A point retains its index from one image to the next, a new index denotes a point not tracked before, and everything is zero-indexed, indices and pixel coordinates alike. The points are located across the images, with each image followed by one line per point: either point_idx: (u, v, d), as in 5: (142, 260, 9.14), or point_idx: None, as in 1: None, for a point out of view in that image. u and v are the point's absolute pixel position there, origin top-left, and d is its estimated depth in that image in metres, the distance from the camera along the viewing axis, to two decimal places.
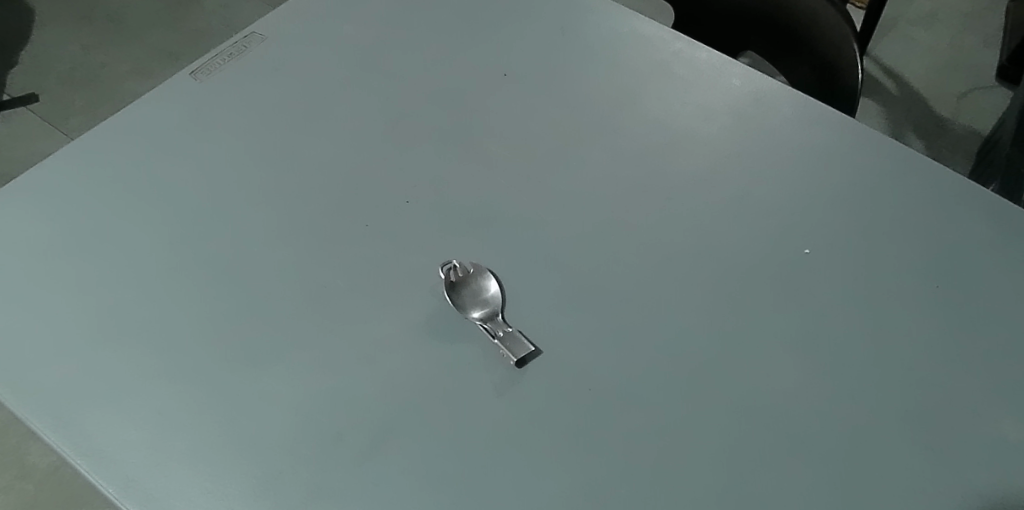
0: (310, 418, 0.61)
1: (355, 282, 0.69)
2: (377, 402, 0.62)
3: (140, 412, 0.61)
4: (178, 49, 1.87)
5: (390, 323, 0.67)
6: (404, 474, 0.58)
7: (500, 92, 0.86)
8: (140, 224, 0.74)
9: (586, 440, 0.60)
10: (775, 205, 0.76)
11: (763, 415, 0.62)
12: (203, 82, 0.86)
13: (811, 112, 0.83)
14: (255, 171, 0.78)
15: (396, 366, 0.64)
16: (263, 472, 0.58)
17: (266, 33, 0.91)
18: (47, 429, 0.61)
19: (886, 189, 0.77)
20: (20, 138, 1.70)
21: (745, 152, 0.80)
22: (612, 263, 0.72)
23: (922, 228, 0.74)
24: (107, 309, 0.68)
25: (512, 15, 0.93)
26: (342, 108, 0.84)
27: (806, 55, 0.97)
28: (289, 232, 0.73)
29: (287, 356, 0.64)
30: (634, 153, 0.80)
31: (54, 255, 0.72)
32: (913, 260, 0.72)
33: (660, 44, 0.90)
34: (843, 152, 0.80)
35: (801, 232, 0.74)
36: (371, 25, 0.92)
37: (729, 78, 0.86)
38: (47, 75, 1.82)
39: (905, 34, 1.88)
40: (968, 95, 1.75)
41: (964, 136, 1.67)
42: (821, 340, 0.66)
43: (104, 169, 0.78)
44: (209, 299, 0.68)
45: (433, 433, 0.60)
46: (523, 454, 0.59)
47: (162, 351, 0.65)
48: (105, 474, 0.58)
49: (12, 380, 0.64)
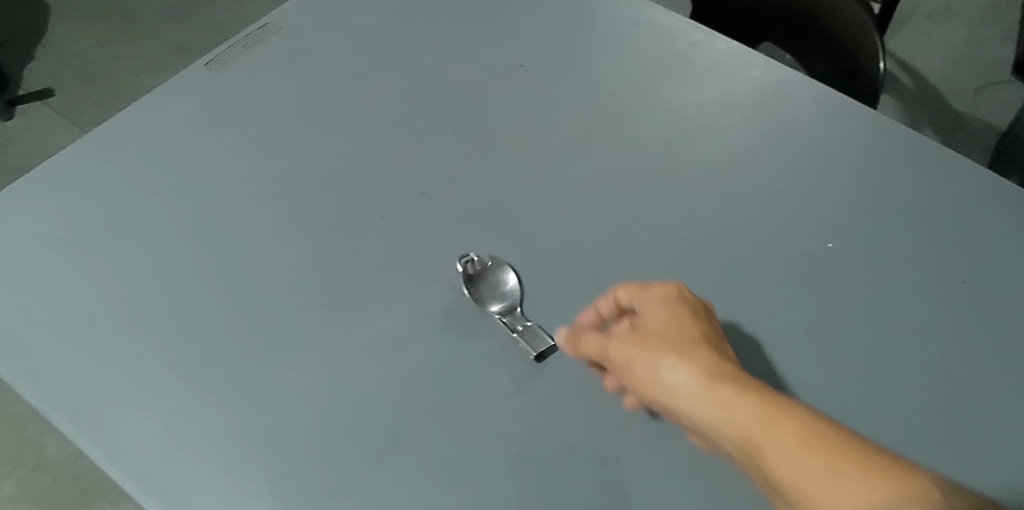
0: (327, 413, 0.60)
1: (370, 276, 0.69)
2: (393, 398, 0.61)
3: (157, 407, 0.61)
4: (192, 44, 1.87)
5: (408, 317, 0.66)
6: (420, 471, 0.58)
7: (516, 84, 0.85)
8: (156, 217, 0.73)
9: (606, 438, 0.59)
10: (797, 198, 0.75)
11: None
12: (218, 74, 0.85)
13: (831, 104, 0.82)
14: (270, 164, 0.77)
15: (413, 361, 0.63)
16: (280, 467, 0.58)
17: (280, 24, 0.90)
18: (65, 423, 0.61)
19: (909, 183, 0.76)
20: (36, 132, 1.71)
21: (764, 144, 0.79)
22: (630, 257, 0.70)
23: (947, 223, 0.72)
24: (122, 301, 0.68)
25: (527, 6, 0.92)
26: (357, 100, 0.83)
27: (826, 45, 0.95)
28: (304, 225, 0.72)
29: (303, 351, 0.64)
30: (653, 146, 0.79)
31: (70, 248, 0.72)
32: (938, 255, 0.70)
33: (678, 35, 0.89)
34: (864, 146, 0.78)
35: (822, 226, 0.73)
36: (386, 16, 0.91)
37: (749, 70, 0.85)
38: (63, 70, 1.83)
39: (921, 27, 1.85)
40: (984, 89, 1.72)
41: (980, 131, 1.65)
42: (845, 338, 0.65)
43: (120, 162, 0.78)
44: (226, 293, 0.68)
45: (450, 429, 0.60)
46: (540, 452, 0.58)
47: (177, 344, 0.65)
48: (122, 468, 0.58)
49: (30, 374, 0.64)
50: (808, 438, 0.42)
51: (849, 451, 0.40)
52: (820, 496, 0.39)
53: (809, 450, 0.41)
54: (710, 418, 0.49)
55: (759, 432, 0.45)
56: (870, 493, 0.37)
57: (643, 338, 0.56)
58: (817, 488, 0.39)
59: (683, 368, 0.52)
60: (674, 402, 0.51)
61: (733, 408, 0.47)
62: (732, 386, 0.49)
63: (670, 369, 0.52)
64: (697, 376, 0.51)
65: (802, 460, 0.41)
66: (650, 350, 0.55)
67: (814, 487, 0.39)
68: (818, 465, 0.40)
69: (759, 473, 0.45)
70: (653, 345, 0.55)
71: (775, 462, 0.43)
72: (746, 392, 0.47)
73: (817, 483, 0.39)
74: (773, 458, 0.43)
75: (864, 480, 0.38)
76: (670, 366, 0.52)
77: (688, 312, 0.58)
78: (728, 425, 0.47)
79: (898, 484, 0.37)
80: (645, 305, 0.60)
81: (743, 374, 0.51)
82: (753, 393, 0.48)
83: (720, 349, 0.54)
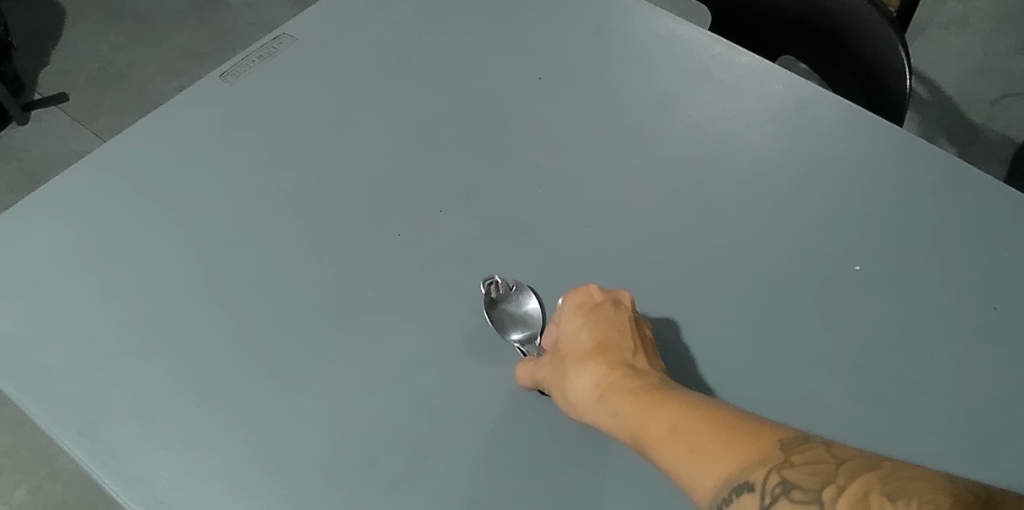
0: (342, 438, 0.59)
1: (386, 294, 0.67)
2: (410, 422, 0.60)
3: (169, 430, 0.60)
4: (204, 49, 1.87)
5: (427, 338, 0.65)
6: (437, 500, 0.57)
7: (535, 98, 0.83)
8: (170, 233, 0.72)
9: (626, 468, 0.58)
10: (824, 221, 0.73)
11: None
12: (234, 85, 0.84)
13: (857, 122, 0.80)
14: (285, 179, 0.76)
15: (430, 384, 0.62)
16: (295, 495, 0.57)
17: (295, 34, 0.89)
18: (75, 446, 0.60)
19: (936, 205, 0.74)
20: (50, 137, 1.71)
21: (789, 162, 0.77)
22: (651, 280, 0.69)
23: (974, 250, 0.71)
24: (135, 318, 0.67)
25: (545, 18, 0.91)
26: (372, 113, 0.82)
27: (849, 58, 0.93)
28: (319, 241, 0.71)
29: (317, 372, 0.63)
30: (674, 162, 0.78)
31: (83, 265, 0.70)
32: (964, 283, 0.69)
33: (700, 48, 0.87)
34: (891, 166, 0.77)
35: (848, 249, 0.71)
36: (401, 27, 0.90)
37: (773, 85, 0.83)
38: (77, 75, 1.83)
39: (938, 37, 1.83)
40: (1002, 101, 1.70)
41: (999, 143, 1.62)
42: (870, 369, 0.64)
43: (133, 176, 0.77)
44: (240, 311, 0.67)
45: (468, 458, 0.58)
46: (558, 481, 0.58)
47: (189, 364, 0.63)
48: (133, 495, 0.57)
49: (41, 394, 0.62)
50: (677, 421, 0.47)
51: (701, 421, 0.46)
52: (687, 475, 0.44)
53: (677, 436, 0.46)
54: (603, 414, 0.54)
55: (642, 431, 0.50)
56: (725, 460, 0.42)
57: (553, 349, 0.61)
58: (688, 470, 0.44)
59: (582, 377, 0.56)
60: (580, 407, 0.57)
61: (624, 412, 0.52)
62: (617, 389, 0.54)
63: (570, 384, 0.57)
64: (594, 381, 0.56)
65: (671, 442, 0.46)
66: (557, 364, 0.59)
67: (684, 465, 0.45)
68: (682, 444, 0.45)
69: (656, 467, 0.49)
70: (559, 357, 0.59)
71: (657, 456, 0.48)
72: (634, 394, 0.52)
73: (686, 466, 0.45)
74: (655, 449, 0.48)
75: (720, 449, 0.43)
76: (574, 377, 0.57)
77: (591, 312, 0.61)
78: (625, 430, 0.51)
79: (747, 450, 0.42)
80: (565, 318, 0.62)
81: (632, 367, 0.56)
82: (634, 389, 0.53)
83: (612, 346, 0.58)
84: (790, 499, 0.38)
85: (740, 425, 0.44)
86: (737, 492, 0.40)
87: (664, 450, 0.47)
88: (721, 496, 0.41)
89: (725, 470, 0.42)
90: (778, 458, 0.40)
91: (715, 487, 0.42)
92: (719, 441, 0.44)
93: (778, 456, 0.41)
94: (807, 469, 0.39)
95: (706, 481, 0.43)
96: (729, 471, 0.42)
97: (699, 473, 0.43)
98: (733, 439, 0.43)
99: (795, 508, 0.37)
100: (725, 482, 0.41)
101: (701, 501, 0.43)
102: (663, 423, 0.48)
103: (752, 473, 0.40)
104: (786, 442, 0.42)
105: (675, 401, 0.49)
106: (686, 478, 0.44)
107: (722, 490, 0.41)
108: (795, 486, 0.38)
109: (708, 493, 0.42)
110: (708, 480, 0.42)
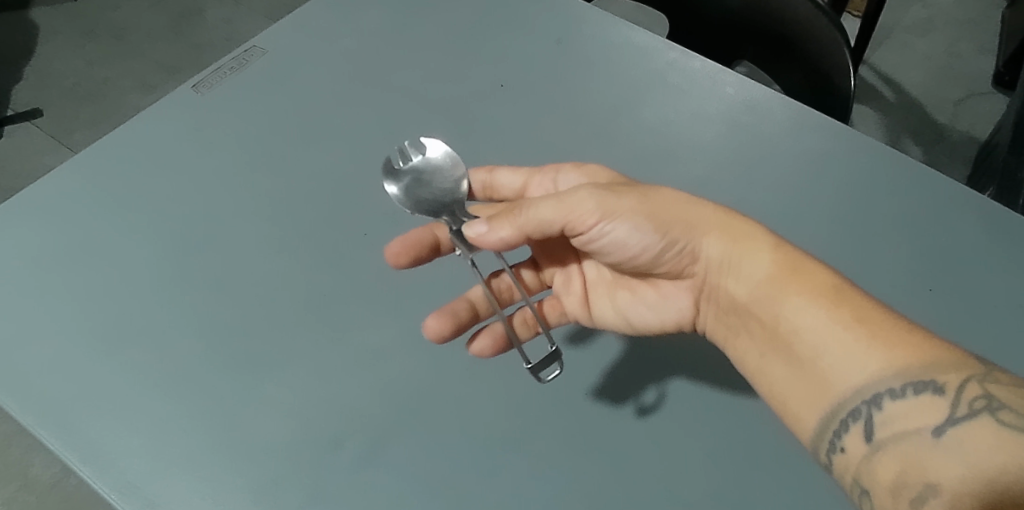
0: (312, 425, 0.63)
1: (354, 292, 0.71)
2: (375, 409, 0.64)
3: (142, 420, 0.63)
4: (181, 64, 1.89)
5: (397, 334, 0.68)
6: (401, 480, 0.61)
7: (500, 104, 0.87)
8: (140, 237, 0.75)
9: (576, 445, 0.63)
10: (773, 214, 0.78)
11: (745, 420, 0.65)
12: (205, 96, 0.87)
13: (804, 119, 0.84)
14: (255, 184, 0.79)
15: (396, 374, 0.66)
16: (264, 478, 0.61)
17: (265, 46, 0.92)
18: (51, 437, 0.63)
19: (876, 195, 0.79)
20: (24, 152, 1.72)
21: (738, 160, 0.82)
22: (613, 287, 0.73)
23: (910, 235, 0.76)
24: (109, 317, 0.69)
25: (509, 28, 0.94)
26: (341, 121, 0.85)
27: (802, 61, 0.98)
28: (288, 242, 0.74)
29: (288, 364, 0.66)
30: (630, 162, 0.82)
31: (54, 268, 0.73)
32: (899, 266, 0.74)
33: (654, 54, 0.91)
34: (835, 161, 0.81)
35: (791, 238, 0.76)
36: (370, 38, 0.93)
37: (723, 87, 0.88)
38: (52, 91, 1.84)
39: (901, 40, 1.90)
40: (965, 100, 1.76)
41: (962, 142, 1.69)
42: None
43: (105, 183, 0.79)
44: (211, 309, 0.70)
45: (431, 441, 0.63)
46: (514, 460, 0.62)
47: (162, 360, 0.66)
48: (108, 481, 0.60)
49: (16, 389, 0.65)
50: (834, 292, 0.55)
51: (872, 308, 0.54)
52: (849, 345, 0.53)
53: (840, 303, 0.55)
54: (722, 249, 0.61)
55: (788, 284, 0.57)
56: (898, 350, 0.52)
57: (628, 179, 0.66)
58: (852, 340, 0.53)
59: (712, 213, 0.62)
60: (669, 234, 0.61)
61: (763, 258, 0.59)
62: (763, 244, 0.60)
63: (693, 210, 0.62)
64: (725, 229, 0.61)
65: (832, 309, 0.55)
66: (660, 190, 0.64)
67: (844, 342, 0.54)
68: (848, 313, 0.54)
69: (772, 329, 0.58)
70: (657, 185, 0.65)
71: (802, 313, 0.56)
72: (779, 249, 0.59)
73: (847, 336, 0.53)
74: (800, 306, 0.56)
75: (891, 337, 0.52)
76: (701, 218, 0.61)
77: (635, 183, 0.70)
78: (764, 279, 0.58)
79: (935, 355, 0.51)
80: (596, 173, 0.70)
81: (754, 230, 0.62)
82: (779, 250, 0.59)
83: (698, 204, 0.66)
84: (998, 416, 0.48)
85: (915, 329, 0.53)
86: (920, 391, 0.50)
87: (818, 306, 0.55)
88: (891, 382, 0.51)
89: (905, 364, 0.51)
90: (978, 373, 0.50)
91: (882, 371, 0.52)
92: (891, 336, 0.53)
93: (976, 370, 0.50)
94: (1012, 392, 0.49)
95: (873, 364, 0.52)
96: (911, 368, 0.51)
97: (867, 355, 0.53)
98: (917, 340, 0.52)
99: (1004, 426, 0.47)
100: (901, 375, 0.51)
101: (851, 378, 0.53)
102: (817, 285, 0.56)
103: (945, 377, 0.50)
104: (977, 359, 0.51)
105: (823, 271, 0.57)
106: (846, 352, 0.53)
107: (894, 382, 0.51)
108: (1003, 407, 0.48)
109: (870, 374, 0.52)
110: (873, 361, 0.52)
